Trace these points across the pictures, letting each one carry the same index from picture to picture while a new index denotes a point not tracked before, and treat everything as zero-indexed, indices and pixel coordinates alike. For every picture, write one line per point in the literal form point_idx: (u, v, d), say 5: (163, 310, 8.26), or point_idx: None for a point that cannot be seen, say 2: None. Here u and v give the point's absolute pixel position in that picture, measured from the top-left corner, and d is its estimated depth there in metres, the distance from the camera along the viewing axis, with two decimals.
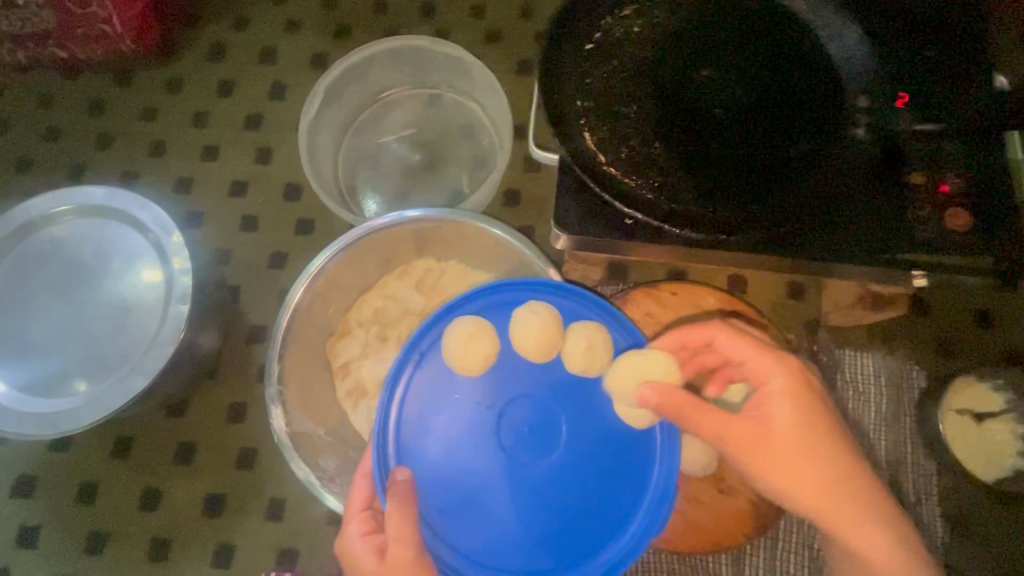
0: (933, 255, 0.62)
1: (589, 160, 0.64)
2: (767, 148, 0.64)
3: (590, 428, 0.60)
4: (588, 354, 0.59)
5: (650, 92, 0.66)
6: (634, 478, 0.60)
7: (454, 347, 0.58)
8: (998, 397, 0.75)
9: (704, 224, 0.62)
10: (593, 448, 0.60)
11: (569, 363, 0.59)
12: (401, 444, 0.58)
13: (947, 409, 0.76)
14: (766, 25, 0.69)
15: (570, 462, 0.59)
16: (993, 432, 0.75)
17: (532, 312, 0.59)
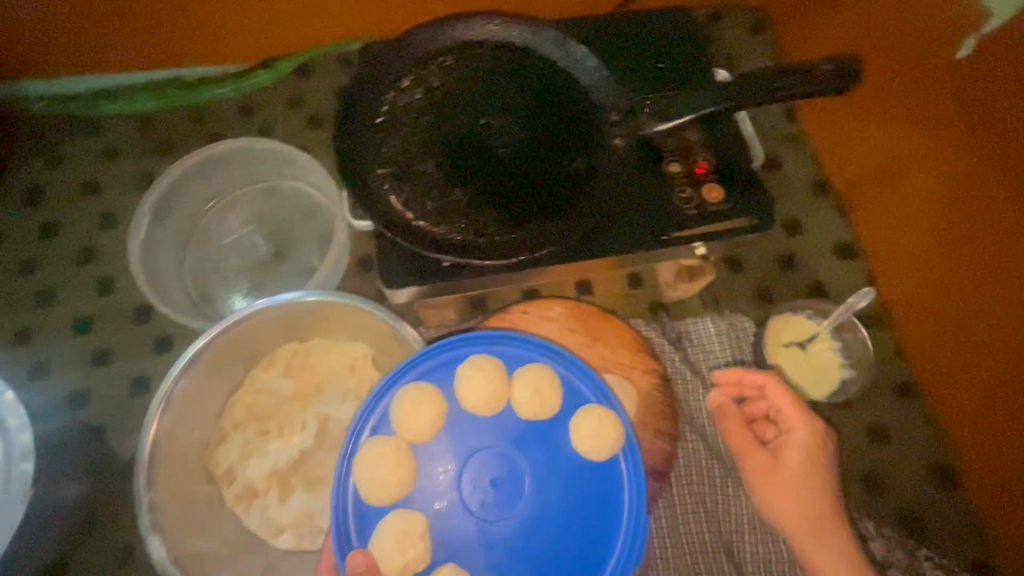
0: (704, 226, 0.72)
1: (398, 219, 0.70)
2: (552, 170, 0.73)
3: (542, 472, 0.69)
4: (533, 402, 0.69)
5: (441, 147, 0.74)
6: (602, 505, 0.68)
7: (406, 414, 0.68)
8: (812, 322, 0.88)
9: (510, 250, 0.69)
10: (558, 492, 0.68)
11: (520, 411, 0.69)
12: (363, 520, 0.68)
13: (776, 345, 0.88)
14: (524, 70, 0.79)
15: (540, 513, 0.68)
16: (817, 352, 0.87)
17: (585, 414, 0.69)
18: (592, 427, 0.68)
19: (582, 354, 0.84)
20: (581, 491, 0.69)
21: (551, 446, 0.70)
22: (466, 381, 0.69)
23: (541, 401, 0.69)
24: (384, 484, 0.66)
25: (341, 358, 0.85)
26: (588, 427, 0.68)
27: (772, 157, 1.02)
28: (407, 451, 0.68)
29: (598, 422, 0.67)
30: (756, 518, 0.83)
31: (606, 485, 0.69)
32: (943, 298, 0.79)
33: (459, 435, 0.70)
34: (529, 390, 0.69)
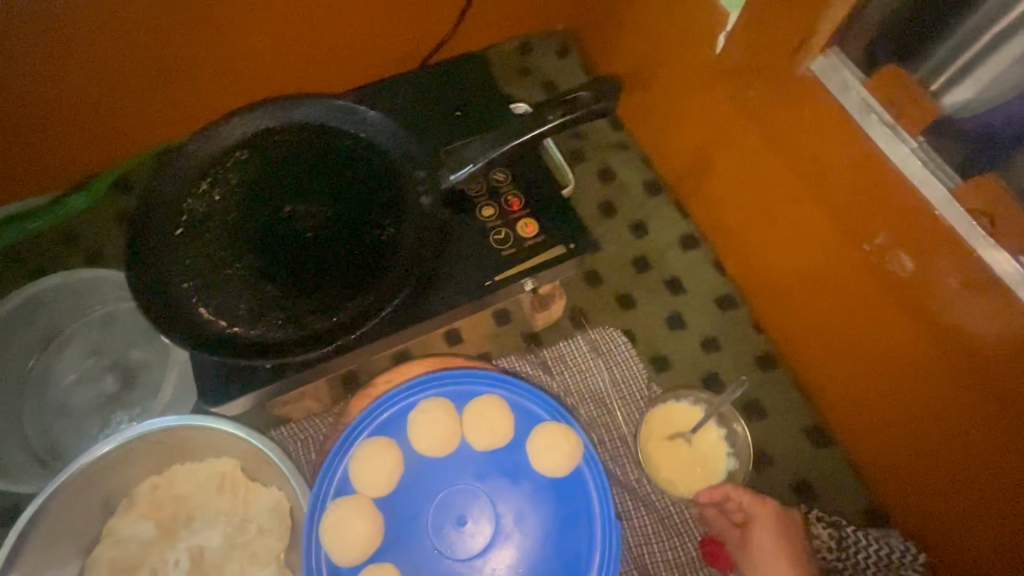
0: (523, 264, 0.74)
1: (210, 332, 0.67)
2: (363, 243, 0.72)
3: (513, 494, 0.71)
4: (485, 432, 0.71)
5: (248, 245, 0.72)
6: (580, 513, 0.71)
7: (365, 469, 0.69)
8: (692, 409, 0.89)
9: (331, 336, 0.67)
10: (535, 512, 0.71)
11: (477, 442, 0.71)
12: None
13: (660, 441, 0.88)
14: (323, 147, 0.78)
15: (525, 533, 0.70)
16: (700, 443, 0.87)
17: (539, 432, 0.71)
18: (547, 445, 0.70)
19: None
20: (555, 504, 0.71)
21: (516, 472, 0.72)
22: (421, 425, 0.71)
23: (492, 432, 0.71)
24: (354, 546, 0.66)
25: (206, 480, 0.80)
26: (545, 446, 0.70)
27: (606, 169, 1.05)
28: (372, 508, 0.68)
29: (555, 440, 0.69)
30: (657, 521, 0.85)
31: (579, 497, 0.71)
32: (772, 266, 0.83)
33: (427, 475, 0.72)
34: (480, 422, 0.70)
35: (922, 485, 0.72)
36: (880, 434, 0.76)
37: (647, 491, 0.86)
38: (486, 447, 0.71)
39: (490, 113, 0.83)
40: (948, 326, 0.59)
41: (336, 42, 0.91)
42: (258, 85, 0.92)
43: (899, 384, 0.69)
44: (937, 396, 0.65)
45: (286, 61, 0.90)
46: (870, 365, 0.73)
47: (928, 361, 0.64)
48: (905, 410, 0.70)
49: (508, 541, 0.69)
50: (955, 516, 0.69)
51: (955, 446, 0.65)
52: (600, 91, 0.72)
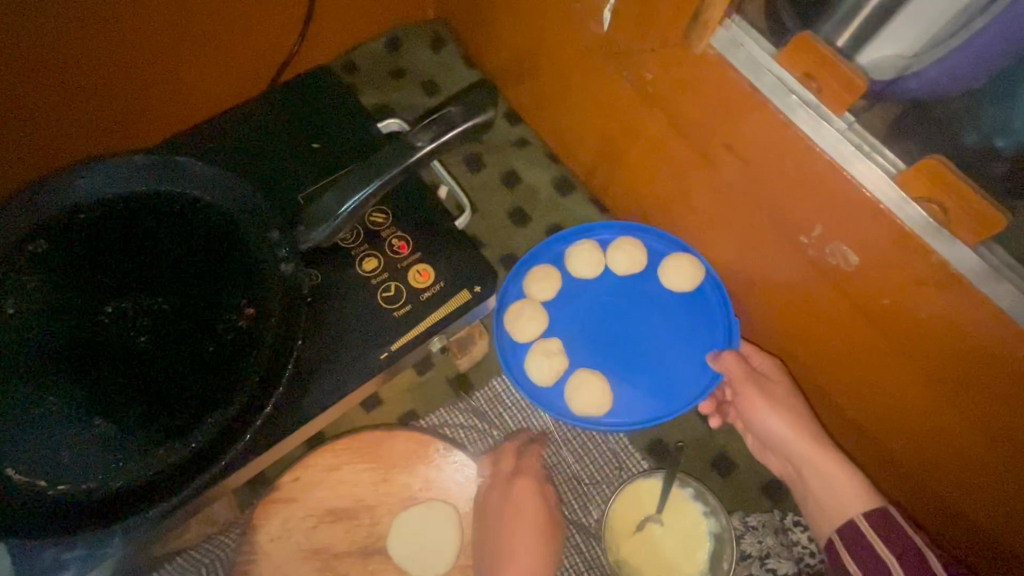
0: (423, 320, 0.61)
1: (30, 502, 0.52)
2: (215, 337, 0.57)
3: (648, 309, 0.80)
4: (625, 260, 0.79)
5: (62, 370, 0.55)
6: (705, 320, 0.78)
7: (533, 281, 0.80)
8: (650, 485, 0.76)
9: (193, 470, 0.53)
10: (667, 320, 0.79)
11: (616, 267, 0.80)
12: (513, 355, 0.80)
13: (625, 533, 0.75)
14: (146, 221, 0.61)
15: (648, 343, 0.79)
16: (672, 523, 0.75)
17: (671, 258, 0.78)
18: (674, 266, 0.77)
19: (379, 494, 0.70)
20: (687, 306, 0.79)
21: (650, 292, 0.81)
22: (574, 255, 0.81)
23: (631, 257, 0.79)
24: (525, 331, 0.78)
25: None
26: (673, 268, 0.77)
27: (511, 173, 0.94)
28: (541, 310, 0.79)
29: (680, 263, 0.76)
30: None
31: (700, 311, 0.78)
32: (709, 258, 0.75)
33: (577, 294, 0.82)
34: (622, 254, 0.79)
35: (899, 471, 0.67)
36: (847, 420, 0.70)
37: None
38: (630, 272, 0.80)
39: (353, 142, 0.69)
40: (900, 323, 0.52)
41: (150, 81, 0.72)
42: (59, 153, 0.71)
43: (859, 376, 0.63)
44: (899, 389, 0.58)
45: (91, 119, 0.71)
46: (824, 357, 0.66)
47: (885, 355, 0.57)
48: (868, 401, 0.64)
49: (647, 328, 0.80)
50: (936, 499, 0.64)
51: (925, 437, 0.59)
52: (473, 102, 0.60)
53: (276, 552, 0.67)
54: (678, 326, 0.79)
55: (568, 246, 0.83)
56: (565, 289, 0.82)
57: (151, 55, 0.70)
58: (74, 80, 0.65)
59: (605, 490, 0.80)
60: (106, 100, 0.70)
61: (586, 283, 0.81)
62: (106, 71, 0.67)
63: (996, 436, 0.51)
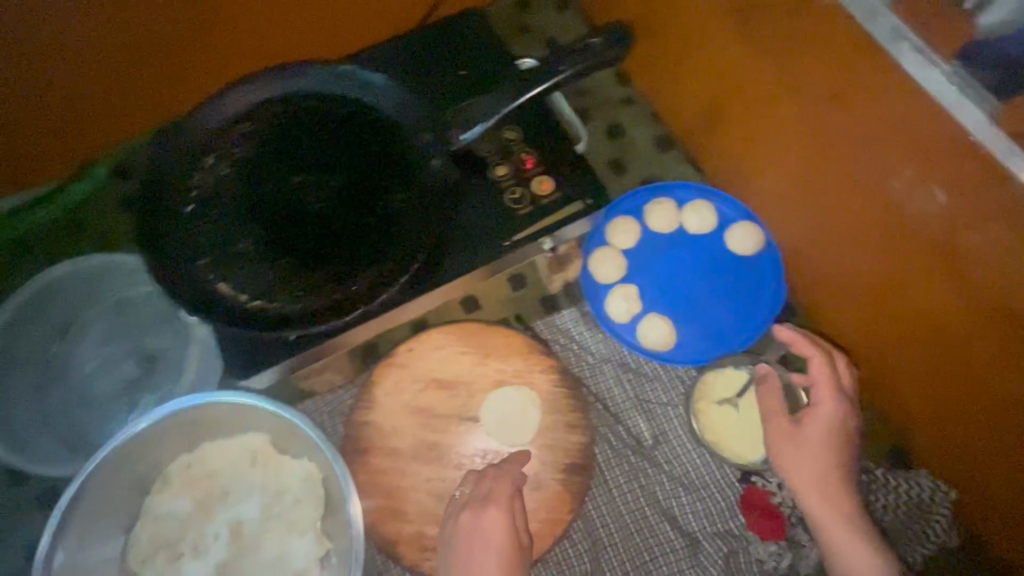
0: (539, 221, 0.72)
1: (231, 308, 0.66)
2: (372, 212, 0.71)
3: (711, 266, 0.92)
4: (698, 220, 0.92)
5: (262, 218, 0.71)
6: (760, 280, 0.90)
7: (617, 231, 0.93)
8: (739, 371, 0.86)
9: (349, 304, 0.66)
10: (726, 278, 0.91)
11: (689, 227, 0.93)
12: (595, 291, 0.91)
13: (707, 403, 0.85)
14: (327, 114, 0.75)
15: (708, 295, 0.91)
16: (749, 410, 0.84)
17: (737, 224, 0.90)
18: (740, 232, 0.89)
19: (475, 373, 0.82)
20: (745, 267, 0.91)
21: (714, 251, 0.93)
22: (655, 211, 0.93)
23: (702, 219, 0.92)
24: (607, 272, 0.90)
25: (237, 451, 0.81)
26: (738, 233, 0.89)
27: (615, 126, 1.03)
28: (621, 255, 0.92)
29: (744, 229, 0.89)
30: (686, 475, 0.84)
31: (755, 272, 0.90)
32: (795, 212, 0.82)
33: (652, 245, 0.94)
34: (694, 215, 0.92)
35: (957, 429, 0.71)
36: (913, 385, 0.75)
37: (671, 451, 0.85)
38: (699, 233, 0.93)
39: (493, 71, 0.80)
40: (984, 265, 0.57)
41: (324, 13, 0.86)
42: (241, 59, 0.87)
43: (930, 331, 0.68)
44: (968, 341, 0.63)
45: (273, 37, 0.86)
46: (897, 315, 0.72)
47: (956, 302, 0.62)
48: (930, 356, 0.69)
49: (710, 283, 0.91)
50: (987, 454, 0.68)
51: (990, 393, 0.64)
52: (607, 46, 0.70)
53: (389, 404, 0.81)
54: (736, 283, 0.90)
55: (650, 201, 0.95)
56: (641, 241, 0.94)
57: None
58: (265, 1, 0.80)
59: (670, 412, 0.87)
60: (284, 23, 0.85)
61: (661, 236, 0.94)
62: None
63: None
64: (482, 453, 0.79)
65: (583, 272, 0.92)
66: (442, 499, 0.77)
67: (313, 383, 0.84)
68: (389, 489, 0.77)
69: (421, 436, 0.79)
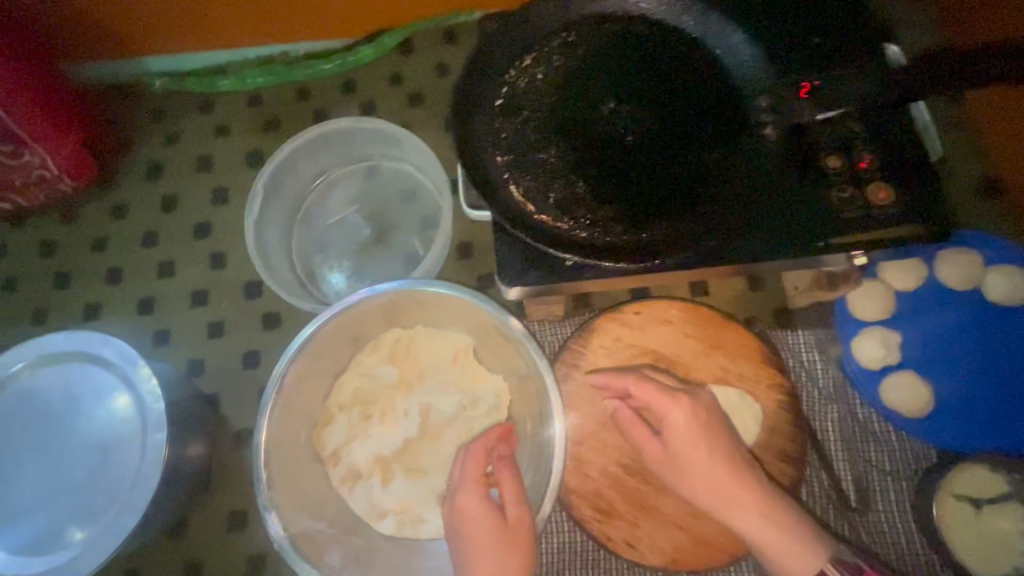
0: (864, 231, 0.63)
1: (520, 214, 0.66)
2: (683, 162, 0.66)
3: (997, 344, 0.78)
4: (1006, 289, 0.77)
5: (568, 134, 0.68)
6: None
7: (897, 268, 0.80)
8: (1003, 479, 0.72)
9: (639, 251, 0.63)
10: (1012, 364, 0.77)
11: (989, 293, 0.78)
12: (847, 325, 0.81)
13: (947, 496, 0.72)
14: (661, 47, 0.71)
15: (984, 376, 0.77)
16: (996, 523, 0.71)
17: None
18: None
19: (697, 360, 0.77)
20: None
21: (1006, 329, 0.79)
22: (952, 262, 0.79)
23: (1014, 288, 0.77)
24: (870, 310, 0.80)
25: (444, 345, 0.84)
26: None
27: None
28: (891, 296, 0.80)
29: None
30: (885, 554, 0.75)
31: None
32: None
33: (932, 298, 0.81)
34: (1004, 281, 0.77)
35: None
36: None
37: (875, 522, 0.76)
38: (999, 303, 0.78)
39: (856, 45, 0.69)
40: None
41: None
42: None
43: None
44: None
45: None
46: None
47: None
48: None
49: (991, 363, 0.78)
50: None
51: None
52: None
53: (601, 357, 0.78)
54: (1023, 374, 0.77)
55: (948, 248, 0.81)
56: (920, 289, 0.81)
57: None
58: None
59: (887, 481, 0.77)
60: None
61: (948, 292, 0.80)
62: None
63: None
64: None
65: (838, 300, 0.82)
66: (627, 471, 0.74)
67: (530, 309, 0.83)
68: (580, 437, 0.75)
69: None
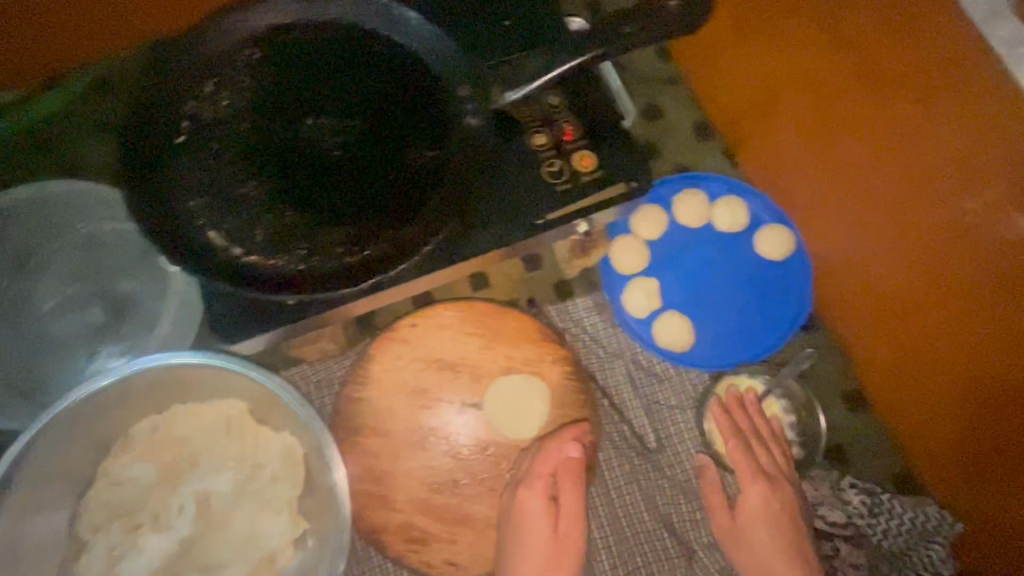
0: (576, 199, 0.65)
1: (224, 261, 0.58)
2: (396, 168, 0.62)
3: (736, 267, 0.87)
4: (728, 219, 0.87)
5: (265, 160, 0.62)
6: (785, 287, 0.85)
7: (643, 220, 0.87)
8: (756, 381, 0.84)
9: (360, 270, 0.59)
10: (750, 281, 0.87)
11: (719, 224, 0.87)
12: (613, 283, 0.86)
13: (718, 410, 0.83)
14: (350, 49, 0.66)
15: (730, 298, 0.86)
16: (759, 421, 0.82)
17: (768, 228, 0.85)
18: (771, 236, 0.84)
19: (481, 356, 0.76)
20: (774, 272, 0.86)
21: (741, 252, 0.88)
22: (683, 204, 0.88)
23: (733, 216, 0.86)
24: (628, 264, 0.85)
25: (211, 419, 0.73)
26: (771, 236, 0.84)
27: (653, 106, 0.95)
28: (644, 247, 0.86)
29: (775, 232, 0.84)
30: (687, 480, 0.81)
31: (781, 278, 0.86)
32: (845, 221, 0.76)
33: (676, 240, 0.89)
34: (726, 212, 0.87)
35: (974, 477, 0.69)
36: (940, 419, 0.71)
37: (674, 456, 0.82)
38: (729, 231, 0.87)
39: (539, 20, 0.70)
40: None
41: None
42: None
43: (974, 362, 0.64)
44: (1020, 376, 0.59)
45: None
46: (938, 343, 0.67)
47: (1004, 343, 0.60)
48: (959, 399, 0.67)
49: (733, 285, 0.87)
50: (1004, 507, 0.65)
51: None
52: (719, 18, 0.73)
53: (386, 382, 0.74)
54: (760, 287, 0.86)
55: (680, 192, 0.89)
56: (665, 234, 0.89)
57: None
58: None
59: (677, 415, 0.83)
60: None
61: (687, 230, 0.89)
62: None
63: None
64: (482, 443, 0.73)
65: (602, 261, 0.87)
66: (434, 489, 0.71)
67: (301, 351, 0.76)
68: (380, 473, 0.72)
69: (418, 420, 0.73)
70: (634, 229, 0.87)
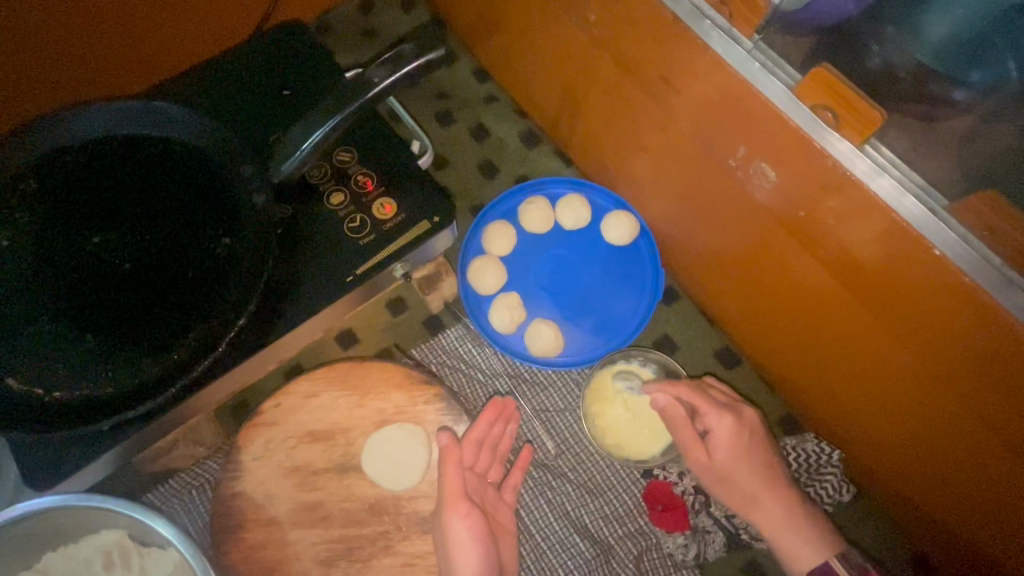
0: (385, 247, 0.67)
1: (30, 404, 0.58)
2: (194, 264, 0.62)
3: (591, 260, 0.89)
4: (571, 216, 0.88)
5: (56, 289, 0.60)
6: (637, 267, 0.88)
7: (492, 238, 0.87)
8: (635, 362, 0.85)
9: (173, 373, 0.59)
10: (606, 270, 0.89)
11: (565, 223, 0.88)
12: (478, 309, 0.86)
13: (600, 398, 0.83)
14: (123, 157, 0.65)
15: (591, 291, 0.88)
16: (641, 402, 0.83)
17: (609, 217, 0.86)
18: (612, 224, 0.86)
19: (351, 417, 0.75)
20: (625, 255, 0.89)
21: (592, 245, 0.90)
22: (528, 213, 0.88)
23: (575, 213, 0.88)
24: (487, 287, 0.85)
25: (84, 557, 0.70)
26: (613, 224, 0.86)
27: (480, 127, 0.98)
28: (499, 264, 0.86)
29: (616, 218, 0.85)
30: (589, 478, 0.83)
31: (632, 260, 0.89)
32: (669, 196, 0.77)
33: (529, 248, 0.90)
34: (567, 212, 0.88)
35: (858, 411, 0.69)
36: (810, 365, 0.72)
37: (571, 459, 0.83)
38: (575, 228, 0.88)
39: (316, 86, 0.73)
40: (829, 242, 0.56)
41: (107, 52, 0.75)
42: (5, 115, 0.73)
43: (799, 302, 0.66)
44: (846, 309, 0.60)
45: (39, 90, 0.73)
46: (779, 296, 0.69)
47: (823, 285, 0.61)
48: (813, 342, 0.68)
49: (591, 278, 0.89)
50: (897, 434, 0.65)
51: (867, 359, 0.62)
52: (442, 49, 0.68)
53: (260, 469, 0.73)
54: (616, 273, 0.88)
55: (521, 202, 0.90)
56: (518, 245, 0.90)
57: (107, 24, 0.72)
58: (18, 49, 0.67)
59: (564, 417, 0.86)
60: (54, 70, 0.72)
61: (536, 237, 0.90)
62: (58, 44, 0.69)
63: (918, 337, 0.54)
64: (370, 503, 0.73)
65: (463, 287, 0.86)
66: (330, 562, 0.71)
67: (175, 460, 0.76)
68: (271, 563, 0.70)
69: (300, 498, 0.72)
70: (486, 249, 0.87)
